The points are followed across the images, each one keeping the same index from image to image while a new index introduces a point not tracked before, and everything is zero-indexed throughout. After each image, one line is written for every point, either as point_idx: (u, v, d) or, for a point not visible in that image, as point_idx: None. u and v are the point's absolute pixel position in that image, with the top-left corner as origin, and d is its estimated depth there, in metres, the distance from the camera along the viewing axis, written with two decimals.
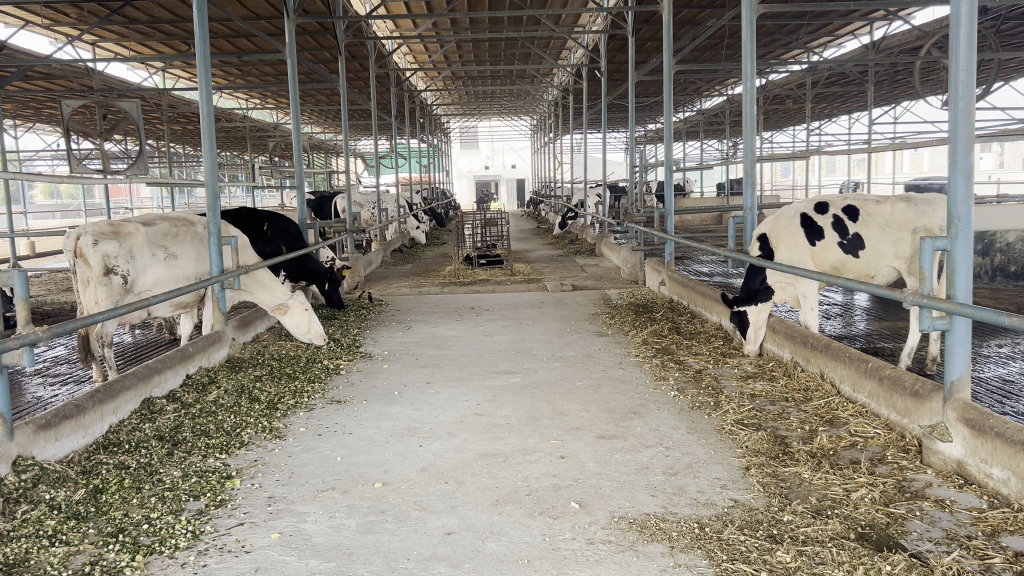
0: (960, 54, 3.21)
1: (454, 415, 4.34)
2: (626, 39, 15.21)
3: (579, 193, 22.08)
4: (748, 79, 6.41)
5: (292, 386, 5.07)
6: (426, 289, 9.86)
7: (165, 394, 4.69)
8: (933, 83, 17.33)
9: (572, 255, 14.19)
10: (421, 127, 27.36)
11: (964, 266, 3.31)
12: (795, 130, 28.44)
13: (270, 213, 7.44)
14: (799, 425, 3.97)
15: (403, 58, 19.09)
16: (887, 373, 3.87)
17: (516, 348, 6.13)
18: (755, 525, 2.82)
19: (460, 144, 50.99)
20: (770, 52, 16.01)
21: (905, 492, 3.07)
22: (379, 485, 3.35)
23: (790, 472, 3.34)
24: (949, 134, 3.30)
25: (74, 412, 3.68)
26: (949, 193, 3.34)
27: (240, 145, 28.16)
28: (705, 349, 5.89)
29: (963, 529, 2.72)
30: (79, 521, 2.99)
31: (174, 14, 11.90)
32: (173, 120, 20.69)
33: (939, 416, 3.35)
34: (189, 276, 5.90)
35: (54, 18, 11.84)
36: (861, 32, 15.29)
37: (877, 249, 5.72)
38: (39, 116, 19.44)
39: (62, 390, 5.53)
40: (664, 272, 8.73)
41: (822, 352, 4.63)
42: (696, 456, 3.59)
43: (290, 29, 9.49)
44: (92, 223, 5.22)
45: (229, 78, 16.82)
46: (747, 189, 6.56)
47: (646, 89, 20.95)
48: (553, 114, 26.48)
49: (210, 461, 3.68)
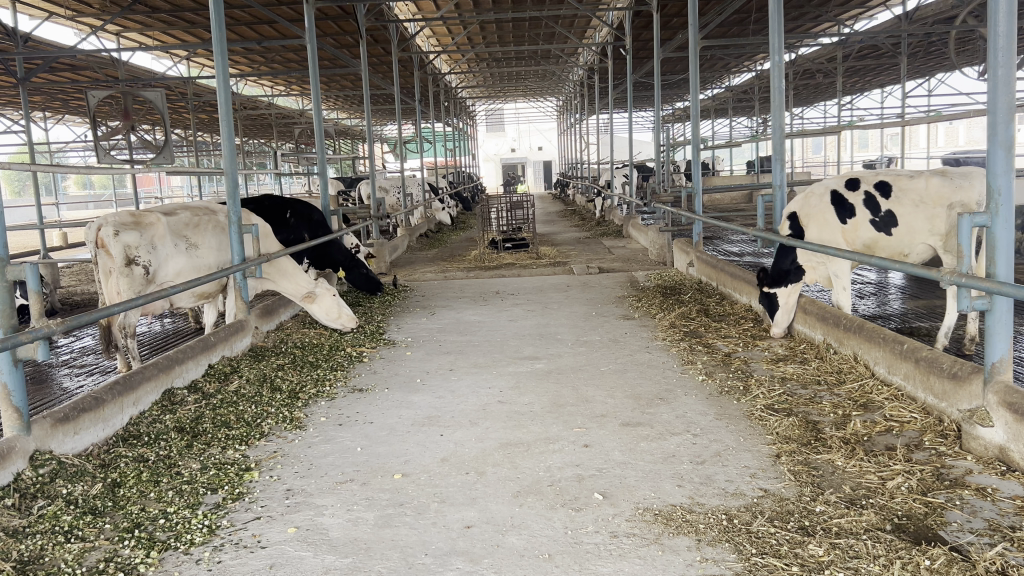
0: (1001, 19, 3.02)
1: (476, 403, 4.26)
2: (652, 15, 14.99)
3: (606, 174, 21.89)
4: (776, 53, 6.20)
5: (315, 374, 5.03)
6: (451, 273, 9.79)
7: (186, 384, 4.66)
8: (969, 53, 16.83)
9: (599, 237, 14.02)
10: (447, 110, 27.30)
11: (1005, 242, 3.13)
12: (826, 104, 27.96)
13: (292, 201, 7.36)
14: (832, 410, 3.84)
15: (426, 41, 19.03)
16: (924, 355, 3.73)
17: (541, 334, 6.03)
18: (786, 516, 2.71)
19: (486, 126, 50.74)
20: (799, 25, 15.66)
21: (944, 480, 2.94)
22: (399, 476, 3.28)
23: (822, 459, 3.22)
24: (988, 106, 3.13)
25: (94, 405, 3.65)
26: (988, 166, 3.17)
27: (267, 133, 28.35)
28: (735, 331, 5.75)
29: (1005, 519, 2.58)
30: (96, 516, 2.95)
31: (195, 3, 11.86)
32: (200, 109, 20.81)
33: (979, 400, 3.21)
34: (211, 265, 5.88)
35: (76, 8, 11.84)
36: (893, 3, 14.88)
37: (910, 226, 5.54)
38: (68, 107, 19.59)
39: (88, 381, 5.54)
40: (692, 252, 8.59)
41: (856, 333, 4.48)
42: (725, 443, 3.48)
43: (310, 13, 9.33)
44: (112, 213, 5.21)
45: (252, 65, 16.82)
46: (776, 166, 6.35)
47: (672, 65, 20.65)
48: (579, 94, 26.24)
49: (229, 453, 3.63)
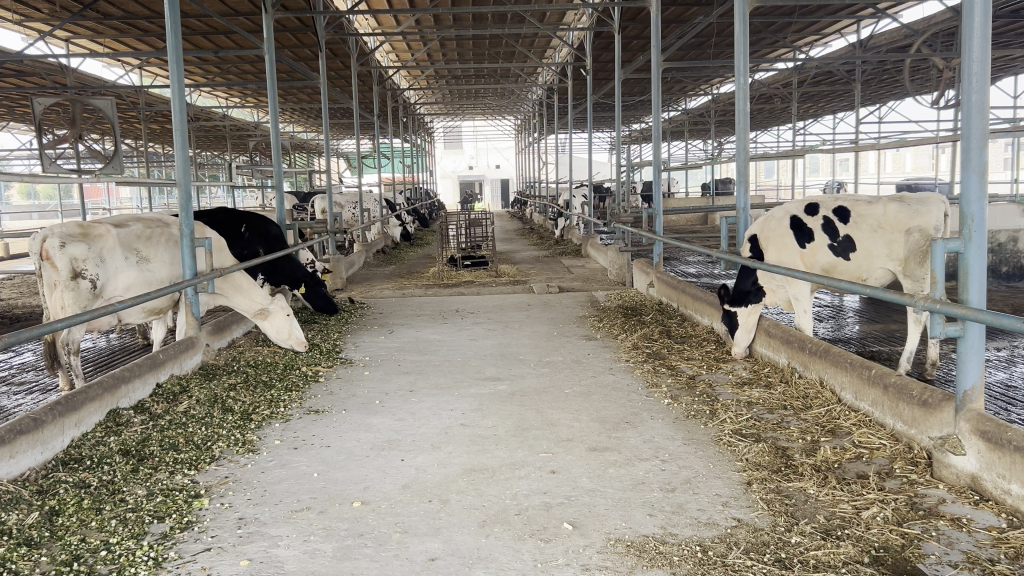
0: (975, 45, 3.02)
1: (438, 426, 4.12)
2: (613, 37, 15.09)
3: (564, 194, 21.96)
4: (742, 75, 6.19)
5: (269, 395, 4.83)
6: (409, 291, 9.63)
7: (132, 405, 4.45)
8: (920, 82, 17.25)
9: (558, 256, 13.99)
10: (405, 125, 27.17)
11: (977, 268, 3.10)
12: (780, 129, 28.49)
13: (247, 214, 7.18)
14: (800, 435, 3.79)
15: (386, 57, 18.95)
16: (893, 381, 3.70)
17: (503, 354, 5.92)
18: (761, 548, 2.63)
19: (445, 144, 50.86)
20: (757, 50, 15.85)
21: (919, 510, 2.88)
22: (358, 504, 3.13)
23: (794, 487, 3.15)
24: (961, 130, 3.12)
25: (32, 427, 3.44)
26: (961, 193, 3.15)
27: (221, 145, 27.95)
28: (697, 353, 5.71)
29: (983, 552, 2.53)
30: (31, 547, 2.75)
31: (149, 11, 11.58)
32: (152, 119, 20.42)
33: (950, 428, 3.17)
34: (161, 280, 5.66)
35: (25, 13, 11.50)
36: (848, 32, 15.19)
37: (868, 251, 5.54)
38: (12, 114, 19.05)
39: (27, 400, 5.27)
40: (652, 273, 8.55)
41: (822, 357, 4.45)
42: (695, 470, 3.40)
43: (270, 21, 9.13)
44: (59, 225, 4.97)
45: (207, 76, 16.54)
46: (741, 189, 6.34)
47: (631, 87, 20.86)
48: (538, 114, 26.38)
49: (178, 478, 3.44)
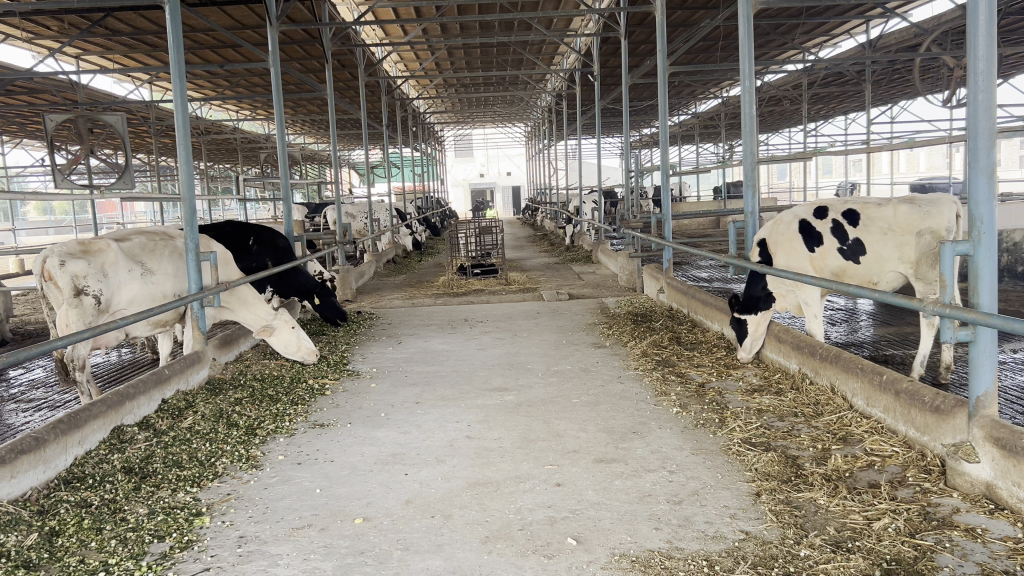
0: (980, 42, 2.96)
1: (443, 439, 4.08)
2: (619, 41, 15.07)
3: (573, 200, 21.94)
4: (746, 78, 6.12)
5: (274, 409, 4.80)
6: (419, 300, 9.60)
7: (137, 421, 4.43)
8: (930, 82, 17.12)
9: (569, 262, 13.92)
10: (414, 133, 27.21)
11: (988, 271, 3.03)
12: (791, 131, 28.37)
13: (254, 227, 7.16)
14: (811, 444, 3.72)
15: (393, 66, 19.00)
16: (904, 387, 3.62)
17: (511, 363, 5.87)
18: (769, 562, 2.57)
19: (455, 152, 50.98)
20: (764, 53, 15.79)
21: (931, 520, 2.81)
22: (360, 521, 3.09)
23: (803, 498, 3.08)
24: (967, 130, 3.05)
25: (33, 446, 3.42)
26: (970, 193, 3.06)
27: (233, 157, 28.11)
28: (707, 360, 5.64)
29: (998, 563, 2.46)
30: (29, 570, 2.72)
31: (157, 26, 11.64)
32: (162, 133, 20.55)
33: (963, 434, 3.10)
34: (166, 294, 5.65)
35: (35, 31, 11.59)
36: (856, 32, 15.09)
37: (878, 254, 5.44)
38: (25, 131, 19.21)
39: (35, 417, 5.27)
40: (663, 279, 8.48)
41: (833, 362, 4.37)
42: (703, 481, 3.33)
43: (275, 35, 9.13)
44: (59, 243, 4.96)
45: (216, 88, 16.62)
46: (748, 193, 6.26)
47: (639, 92, 20.83)
48: (547, 120, 26.40)
49: (180, 496, 3.41)
